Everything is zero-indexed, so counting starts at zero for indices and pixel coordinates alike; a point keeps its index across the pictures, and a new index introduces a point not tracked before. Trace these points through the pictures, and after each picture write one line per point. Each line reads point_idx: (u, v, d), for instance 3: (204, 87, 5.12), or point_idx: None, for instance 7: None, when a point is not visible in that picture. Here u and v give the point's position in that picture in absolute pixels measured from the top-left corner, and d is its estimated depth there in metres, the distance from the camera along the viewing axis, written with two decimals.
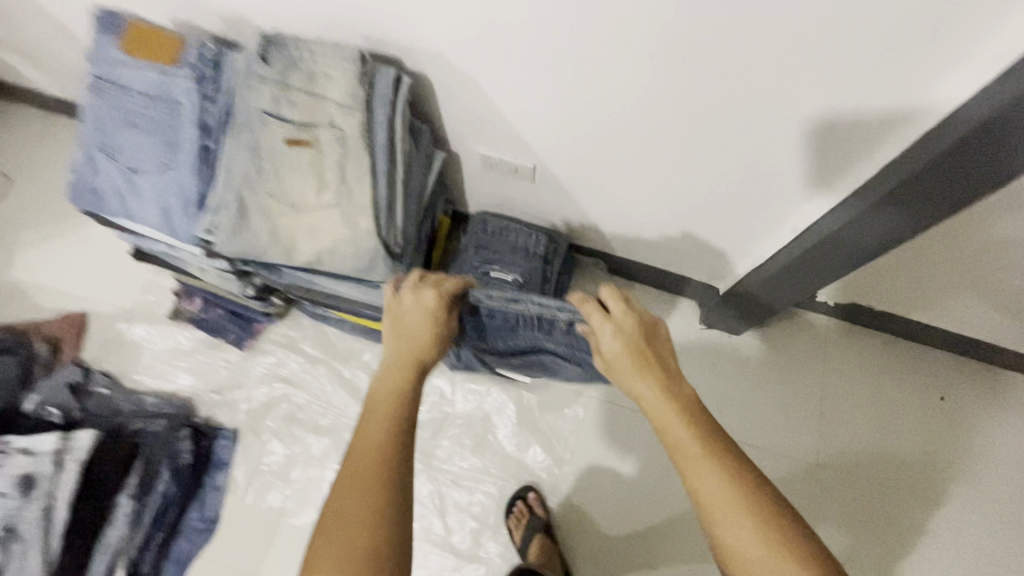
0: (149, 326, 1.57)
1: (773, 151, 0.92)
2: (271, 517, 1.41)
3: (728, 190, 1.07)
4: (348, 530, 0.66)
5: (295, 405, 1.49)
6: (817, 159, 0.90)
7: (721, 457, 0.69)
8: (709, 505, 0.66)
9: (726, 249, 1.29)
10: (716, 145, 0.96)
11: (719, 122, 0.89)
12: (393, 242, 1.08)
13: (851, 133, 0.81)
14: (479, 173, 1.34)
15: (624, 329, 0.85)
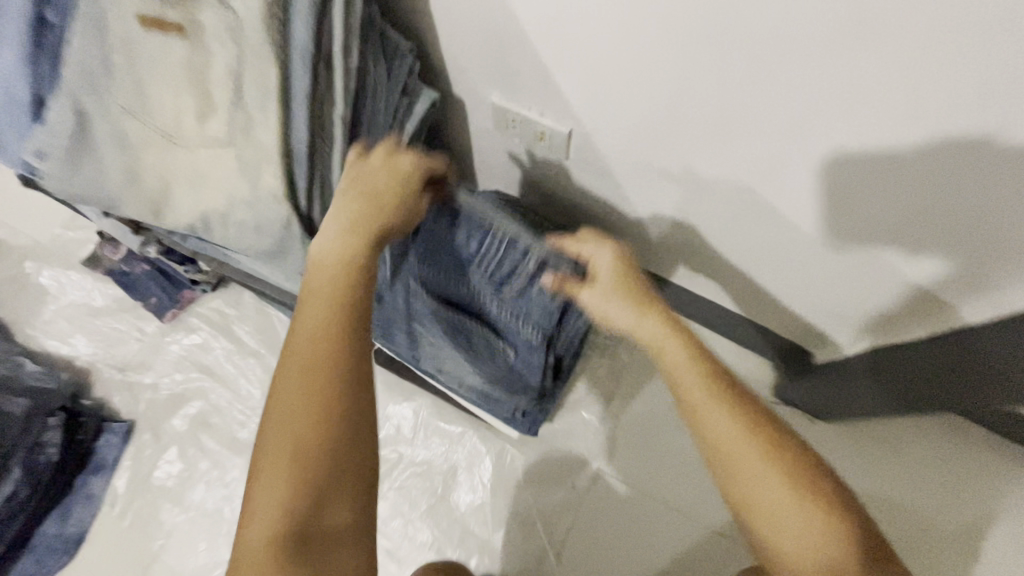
0: (62, 271, 1.25)
1: (824, 208, 0.71)
2: (148, 550, 1.06)
3: (829, 208, 0.70)
4: (287, 460, 0.46)
5: (211, 405, 1.14)
6: (855, 231, 0.72)
7: (749, 409, 0.50)
8: (743, 477, 0.48)
9: (832, 298, 0.86)
10: (756, 181, 0.72)
11: (776, 151, 0.67)
12: (320, 219, 0.69)
13: (910, 204, 0.64)
14: (491, 135, 0.92)
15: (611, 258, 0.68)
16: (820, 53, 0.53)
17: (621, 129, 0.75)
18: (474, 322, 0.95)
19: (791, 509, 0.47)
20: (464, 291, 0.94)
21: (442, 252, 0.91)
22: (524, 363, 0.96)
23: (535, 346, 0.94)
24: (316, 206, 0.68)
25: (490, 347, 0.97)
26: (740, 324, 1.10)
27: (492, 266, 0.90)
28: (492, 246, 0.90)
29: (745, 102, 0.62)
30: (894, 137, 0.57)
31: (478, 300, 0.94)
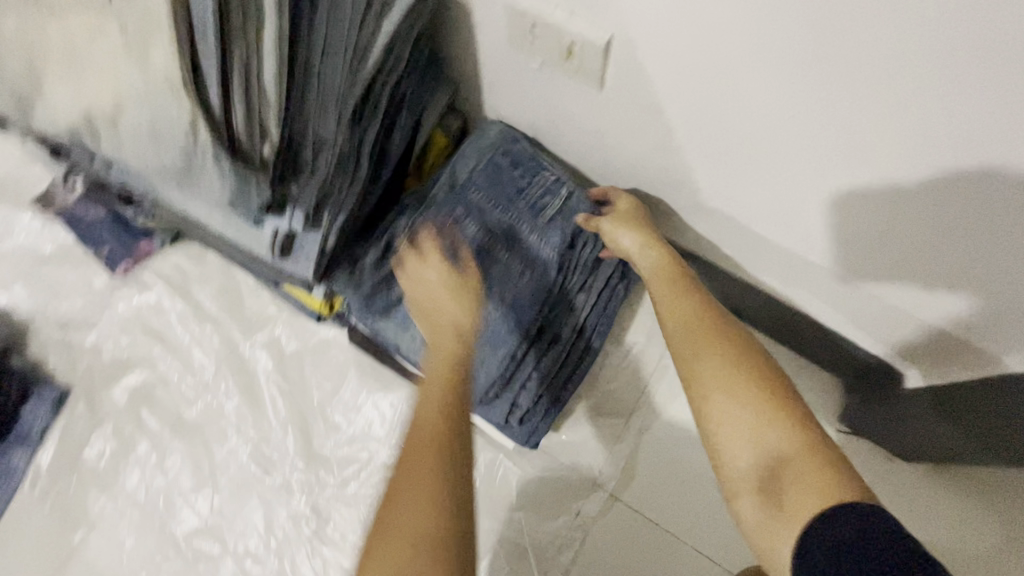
0: (5, 209, 1.05)
1: (851, 177, 0.61)
2: (68, 541, 0.90)
3: (848, 211, 0.65)
4: (401, 534, 0.47)
5: (158, 377, 0.97)
6: (859, 220, 0.65)
7: (706, 310, 0.61)
8: (693, 357, 0.58)
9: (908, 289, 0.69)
10: (783, 135, 0.61)
11: (817, 107, 0.56)
12: (245, 131, 0.49)
13: (907, 222, 0.61)
14: (506, 55, 0.72)
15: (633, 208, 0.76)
16: (860, 85, 0.52)
17: (660, 55, 0.60)
18: (491, 248, 0.78)
19: (729, 386, 0.55)
20: (488, 216, 0.78)
21: (484, 180, 0.79)
22: (535, 292, 0.77)
23: (550, 271, 0.78)
24: (238, 109, 0.48)
25: (501, 279, 0.77)
26: (806, 326, 0.87)
27: (532, 193, 0.79)
28: (539, 177, 0.80)
29: (802, 40, 0.51)
30: (922, 143, 0.53)
31: (504, 227, 0.78)
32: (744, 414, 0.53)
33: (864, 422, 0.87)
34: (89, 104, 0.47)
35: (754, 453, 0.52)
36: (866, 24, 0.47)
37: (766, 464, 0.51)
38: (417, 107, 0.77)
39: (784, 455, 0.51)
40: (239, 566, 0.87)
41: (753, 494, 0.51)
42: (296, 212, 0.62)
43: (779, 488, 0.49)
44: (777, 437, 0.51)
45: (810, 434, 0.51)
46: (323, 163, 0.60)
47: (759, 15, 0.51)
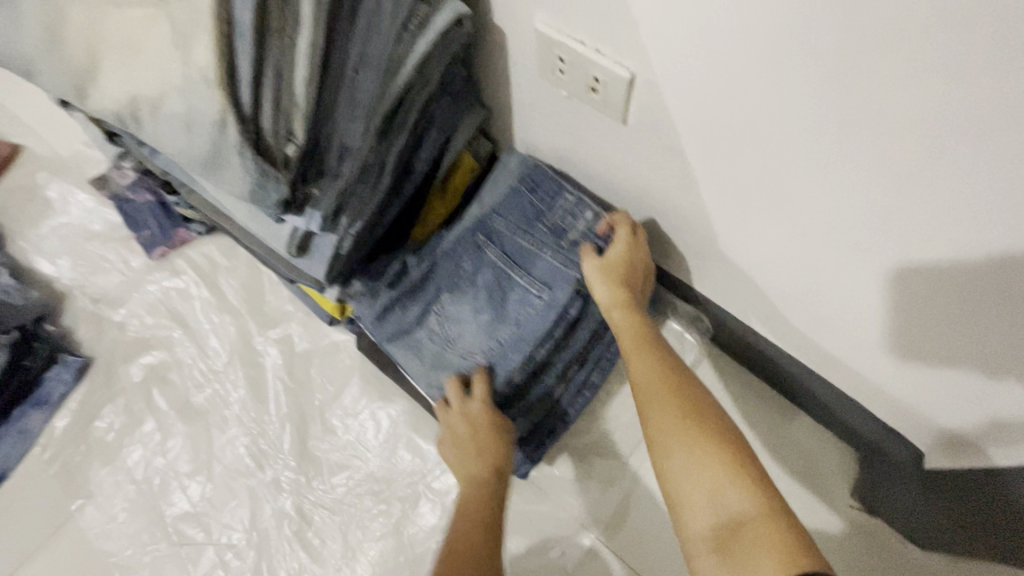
0: (70, 188, 1.14)
1: (873, 238, 0.59)
2: (65, 507, 0.92)
3: (880, 275, 0.62)
4: None
5: (174, 359, 1.00)
6: (886, 288, 0.62)
7: (675, 377, 0.64)
8: (658, 418, 0.60)
9: (931, 363, 0.65)
10: (807, 183, 0.59)
11: (837, 160, 0.55)
12: (270, 131, 0.53)
13: (921, 300, 0.60)
14: (537, 86, 0.74)
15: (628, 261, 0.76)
16: (882, 139, 0.50)
17: (684, 96, 0.60)
18: (510, 271, 0.79)
19: (688, 445, 0.56)
20: (508, 240, 0.81)
21: (507, 207, 0.82)
22: (549, 309, 0.76)
23: (566, 289, 0.76)
24: (267, 109, 0.52)
25: (520, 302, 0.78)
26: (821, 387, 0.83)
27: (552, 219, 0.81)
28: (560, 202, 0.82)
29: (823, 93, 0.51)
30: (948, 206, 0.50)
31: (525, 249, 0.79)
32: (704, 475, 0.54)
33: (881, 500, 0.83)
34: (135, 92, 0.51)
35: (710, 514, 0.52)
36: (888, 87, 0.47)
37: (724, 523, 0.51)
38: (448, 126, 0.80)
39: (745, 518, 0.50)
40: (218, 557, 0.88)
41: (710, 554, 0.50)
42: (315, 214, 0.63)
43: (730, 547, 0.49)
44: (737, 499, 0.51)
45: (770, 498, 0.51)
46: (346, 170, 0.63)
47: (780, 64, 0.51)
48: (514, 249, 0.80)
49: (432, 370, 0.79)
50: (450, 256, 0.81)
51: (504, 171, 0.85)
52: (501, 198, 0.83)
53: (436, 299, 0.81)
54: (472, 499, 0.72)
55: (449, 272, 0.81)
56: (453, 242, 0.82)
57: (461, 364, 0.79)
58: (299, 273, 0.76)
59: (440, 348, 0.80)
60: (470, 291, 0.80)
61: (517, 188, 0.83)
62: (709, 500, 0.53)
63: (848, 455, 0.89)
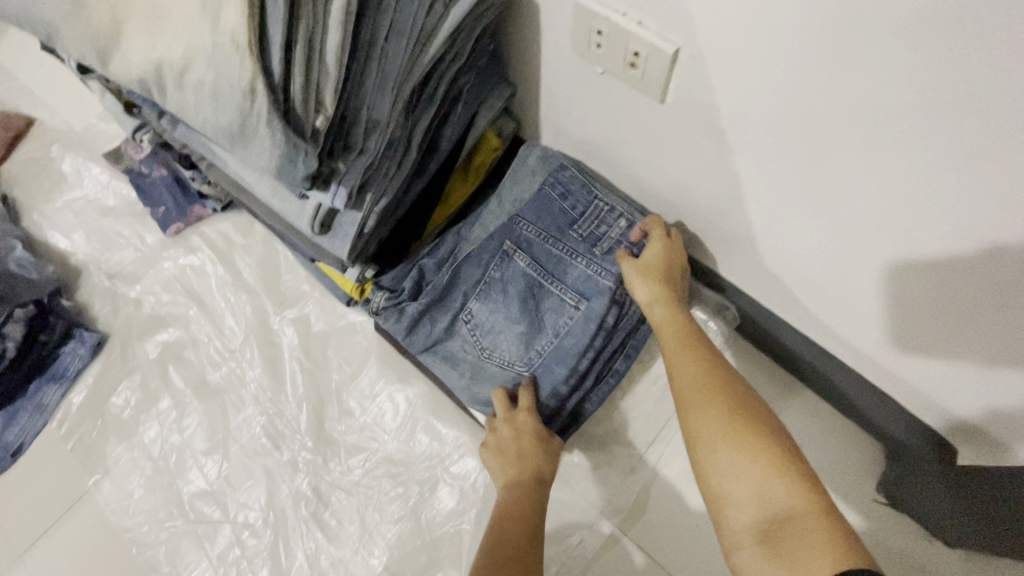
0: (85, 163, 1.13)
1: (923, 225, 0.57)
2: (82, 482, 0.92)
3: (927, 265, 0.60)
4: None
5: (190, 337, 0.99)
6: (924, 277, 0.61)
7: (716, 368, 0.63)
8: (699, 411, 0.59)
9: (971, 354, 0.64)
10: (857, 166, 0.57)
11: (890, 143, 0.53)
12: (299, 101, 0.51)
13: (962, 289, 0.59)
14: (570, 62, 0.71)
15: (666, 254, 0.76)
16: (944, 117, 0.48)
17: (729, 74, 0.58)
18: (544, 281, 0.80)
19: (731, 439, 0.55)
20: (541, 248, 0.81)
21: (536, 213, 0.82)
22: (587, 321, 0.77)
23: (603, 301, 0.77)
24: (297, 79, 0.50)
25: (555, 313, 0.80)
26: (850, 379, 0.82)
27: (586, 225, 0.81)
28: (593, 208, 0.82)
29: (886, 66, 0.48)
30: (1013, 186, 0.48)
31: (558, 258, 0.80)
32: (749, 469, 0.53)
33: (908, 496, 0.80)
34: (161, 58, 0.49)
35: (756, 508, 0.51)
36: (955, 65, 0.45)
37: (771, 518, 0.50)
38: (473, 101, 0.77)
39: (792, 513, 0.49)
40: (235, 535, 0.88)
41: (756, 548, 0.50)
42: (340, 189, 0.61)
43: (779, 543, 0.48)
44: (783, 494, 0.51)
45: (818, 492, 0.51)
46: (372, 145, 0.61)
47: (837, 34, 0.49)
48: (547, 261, 0.80)
49: (472, 384, 0.82)
50: (480, 265, 0.82)
51: (525, 166, 0.86)
52: (529, 204, 0.82)
53: (466, 307, 0.82)
54: (511, 501, 0.70)
55: (481, 282, 0.81)
56: (483, 250, 0.82)
57: (499, 375, 0.81)
58: (320, 252, 0.75)
59: (476, 358, 0.82)
60: (502, 301, 0.81)
61: (545, 193, 0.82)
62: (755, 494, 0.52)
63: (873, 449, 0.88)
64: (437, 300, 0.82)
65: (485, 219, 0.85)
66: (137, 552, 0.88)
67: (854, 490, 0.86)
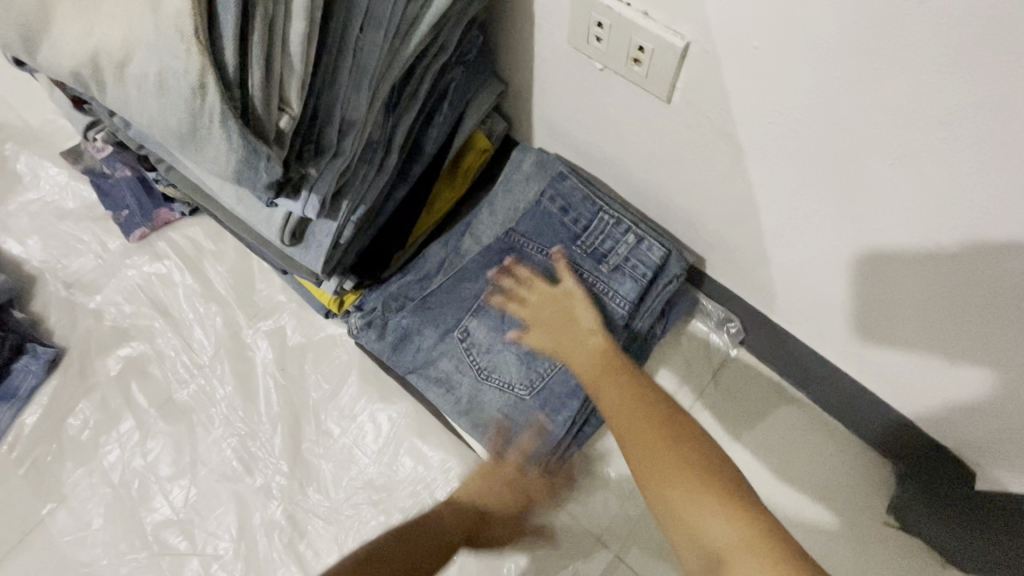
0: (41, 162, 1.04)
1: (955, 239, 0.52)
2: (35, 511, 0.85)
3: (956, 280, 0.55)
4: None
5: (155, 352, 0.92)
6: (951, 288, 0.56)
7: (639, 390, 0.62)
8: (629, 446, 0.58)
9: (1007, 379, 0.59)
10: (884, 175, 0.52)
11: (930, 152, 0.48)
12: (261, 99, 0.44)
13: (986, 304, 0.54)
14: (566, 56, 0.65)
15: (541, 306, 0.72)
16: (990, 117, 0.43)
17: (743, 71, 0.52)
18: None
19: (666, 470, 0.54)
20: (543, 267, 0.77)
21: (536, 229, 0.78)
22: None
23: (612, 327, 0.74)
24: (256, 73, 0.43)
25: None
26: (862, 397, 0.77)
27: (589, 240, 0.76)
28: (598, 221, 0.77)
29: (922, 63, 0.43)
30: None
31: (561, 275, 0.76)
32: (683, 506, 0.52)
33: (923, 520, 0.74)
34: (95, 48, 0.42)
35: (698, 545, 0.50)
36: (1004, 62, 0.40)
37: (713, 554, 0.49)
38: (460, 101, 0.71)
39: (728, 552, 0.48)
40: (203, 569, 0.81)
41: None
42: (312, 198, 0.55)
43: None
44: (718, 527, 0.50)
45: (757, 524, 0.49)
46: (348, 147, 0.55)
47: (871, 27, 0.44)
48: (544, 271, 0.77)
49: (470, 408, 0.78)
50: (478, 280, 0.79)
51: (517, 173, 0.81)
52: (526, 218, 0.79)
53: (461, 325, 0.78)
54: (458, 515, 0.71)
55: (475, 299, 0.78)
56: (481, 266, 0.79)
57: (499, 394, 0.77)
58: (292, 264, 0.69)
59: (472, 380, 0.78)
60: (501, 320, 0.77)
61: (546, 210, 0.78)
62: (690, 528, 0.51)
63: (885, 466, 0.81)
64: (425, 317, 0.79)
65: (482, 237, 0.81)
66: None
67: (867, 512, 0.79)
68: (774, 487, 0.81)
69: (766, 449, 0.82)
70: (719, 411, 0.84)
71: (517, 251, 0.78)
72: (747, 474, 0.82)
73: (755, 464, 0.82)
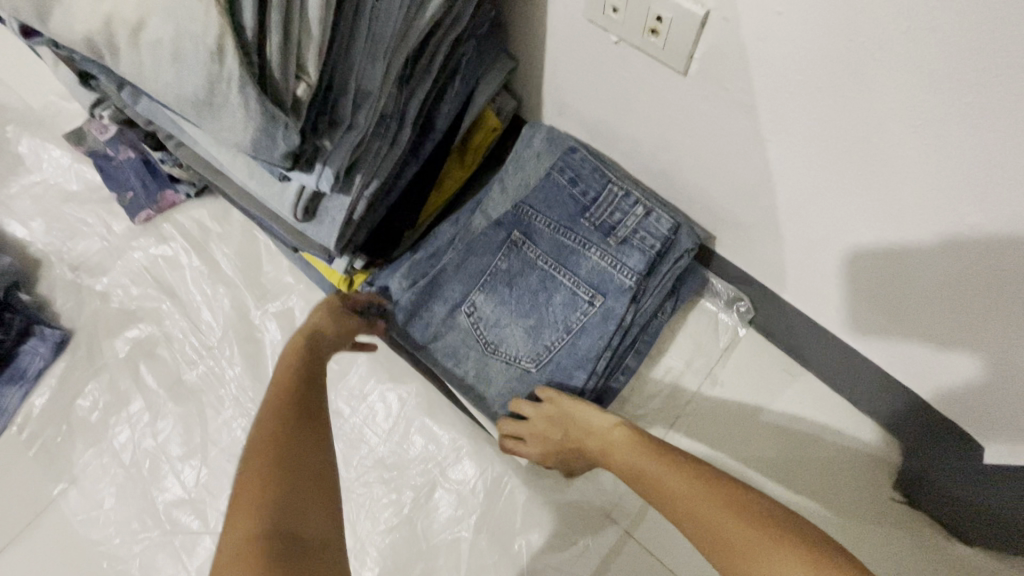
0: (43, 144, 1.03)
1: (979, 211, 0.51)
2: (47, 491, 0.85)
3: (972, 256, 0.54)
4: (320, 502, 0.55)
5: (163, 334, 0.92)
6: (976, 266, 0.55)
7: (677, 463, 0.61)
8: (689, 526, 0.56)
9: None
10: (904, 144, 0.51)
11: (953, 118, 0.47)
12: (278, 65, 0.44)
13: (999, 283, 0.54)
14: (580, 29, 0.65)
15: (545, 439, 0.73)
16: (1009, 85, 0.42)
17: (764, 37, 0.52)
18: (555, 272, 0.76)
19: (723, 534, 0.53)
20: (551, 239, 0.76)
21: (545, 202, 0.77)
22: (605, 319, 0.74)
23: (621, 299, 0.73)
24: (274, 38, 0.43)
25: (566, 306, 0.76)
26: (871, 375, 0.77)
27: (597, 213, 0.76)
28: (607, 193, 0.76)
29: (951, 28, 0.42)
30: None
31: (568, 249, 0.76)
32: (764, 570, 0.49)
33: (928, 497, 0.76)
34: (111, 12, 0.41)
35: None
36: None
37: None
38: (471, 76, 0.71)
39: None
40: (215, 547, 0.81)
41: None
42: (326, 170, 0.54)
43: None
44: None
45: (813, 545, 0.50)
46: (361, 119, 0.54)
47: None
48: (551, 246, 0.76)
49: (477, 381, 0.78)
50: (486, 254, 0.78)
51: (528, 149, 0.81)
52: (535, 189, 0.78)
53: (469, 299, 0.78)
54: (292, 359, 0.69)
55: (485, 278, 0.78)
56: (490, 238, 0.78)
57: (507, 369, 0.77)
58: (304, 240, 0.69)
59: (480, 354, 0.78)
60: (509, 295, 0.77)
61: (555, 181, 0.78)
62: None
63: (889, 441, 0.82)
64: (434, 293, 0.78)
65: (492, 214, 0.81)
66: (108, 567, 0.81)
67: (873, 487, 0.80)
68: (782, 464, 0.82)
69: (774, 428, 0.83)
70: (726, 390, 0.85)
71: (524, 223, 0.77)
72: (755, 451, 0.82)
73: (764, 441, 0.83)
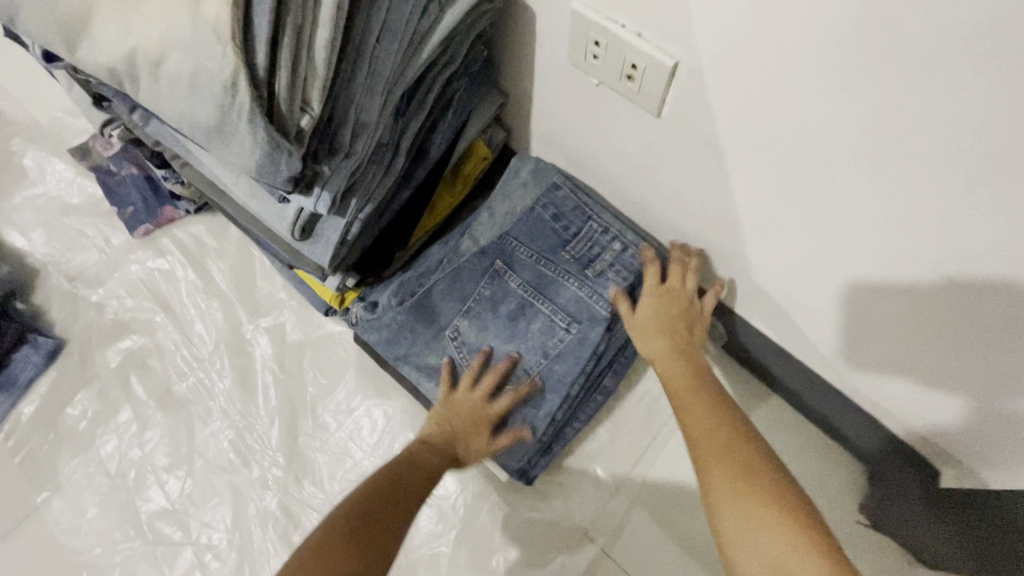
0: (48, 158, 1.06)
1: (923, 248, 0.56)
2: (30, 499, 0.86)
3: (918, 289, 0.59)
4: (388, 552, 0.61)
5: (156, 345, 0.94)
6: (922, 299, 0.60)
7: (722, 416, 0.66)
8: (711, 471, 0.60)
9: (976, 386, 0.63)
10: (852, 187, 0.56)
11: (894, 163, 0.52)
12: (284, 98, 0.48)
13: (942, 312, 0.59)
14: (564, 73, 0.70)
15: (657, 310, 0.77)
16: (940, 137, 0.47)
17: (727, 86, 0.57)
18: (536, 300, 0.79)
19: (733, 489, 0.57)
20: (532, 268, 0.80)
21: (528, 234, 0.82)
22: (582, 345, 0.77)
23: (596, 327, 0.77)
24: (282, 75, 0.47)
25: (544, 332, 0.79)
26: (834, 400, 0.81)
27: (578, 244, 0.80)
28: (585, 229, 0.81)
29: (887, 89, 0.47)
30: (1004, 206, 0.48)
31: (548, 279, 0.79)
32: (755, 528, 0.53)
33: (892, 520, 0.79)
34: (134, 47, 0.45)
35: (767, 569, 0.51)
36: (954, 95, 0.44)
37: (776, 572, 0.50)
38: (464, 109, 0.75)
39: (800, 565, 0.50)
40: (196, 558, 0.82)
41: None
42: (323, 194, 0.58)
43: None
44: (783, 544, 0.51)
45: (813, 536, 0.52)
46: (359, 149, 0.58)
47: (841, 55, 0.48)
48: (533, 274, 0.80)
49: None
50: (470, 280, 0.81)
51: (514, 178, 0.85)
52: (518, 218, 0.83)
53: (453, 324, 0.81)
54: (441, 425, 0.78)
55: (470, 303, 0.81)
56: (475, 264, 0.82)
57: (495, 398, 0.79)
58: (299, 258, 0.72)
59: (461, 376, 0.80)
60: (491, 320, 0.80)
61: (538, 215, 0.82)
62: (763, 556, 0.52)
63: (854, 465, 0.86)
64: (421, 315, 0.81)
65: (479, 241, 0.85)
66: None
67: (839, 511, 0.83)
68: None
69: None
70: None
71: (508, 251, 0.81)
72: None
73: None
